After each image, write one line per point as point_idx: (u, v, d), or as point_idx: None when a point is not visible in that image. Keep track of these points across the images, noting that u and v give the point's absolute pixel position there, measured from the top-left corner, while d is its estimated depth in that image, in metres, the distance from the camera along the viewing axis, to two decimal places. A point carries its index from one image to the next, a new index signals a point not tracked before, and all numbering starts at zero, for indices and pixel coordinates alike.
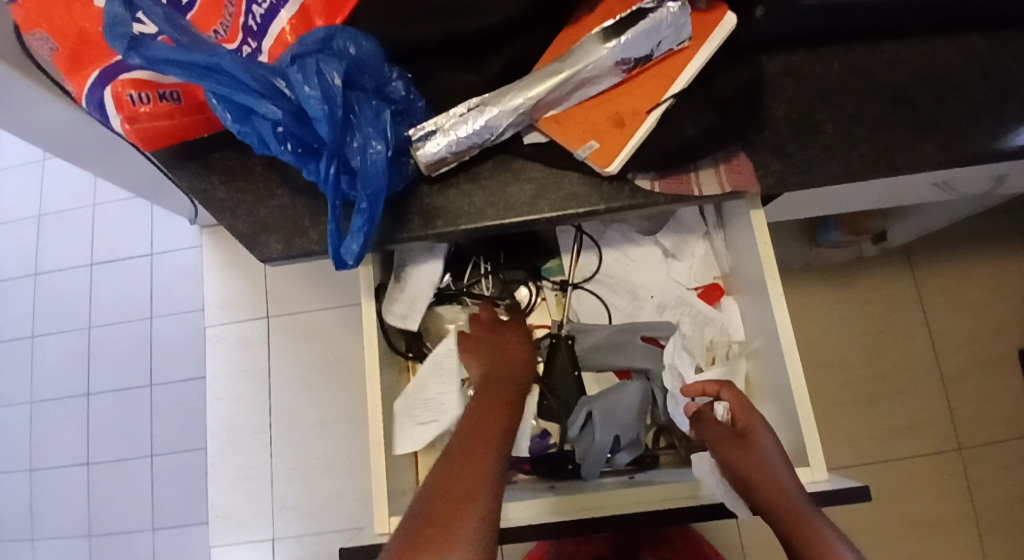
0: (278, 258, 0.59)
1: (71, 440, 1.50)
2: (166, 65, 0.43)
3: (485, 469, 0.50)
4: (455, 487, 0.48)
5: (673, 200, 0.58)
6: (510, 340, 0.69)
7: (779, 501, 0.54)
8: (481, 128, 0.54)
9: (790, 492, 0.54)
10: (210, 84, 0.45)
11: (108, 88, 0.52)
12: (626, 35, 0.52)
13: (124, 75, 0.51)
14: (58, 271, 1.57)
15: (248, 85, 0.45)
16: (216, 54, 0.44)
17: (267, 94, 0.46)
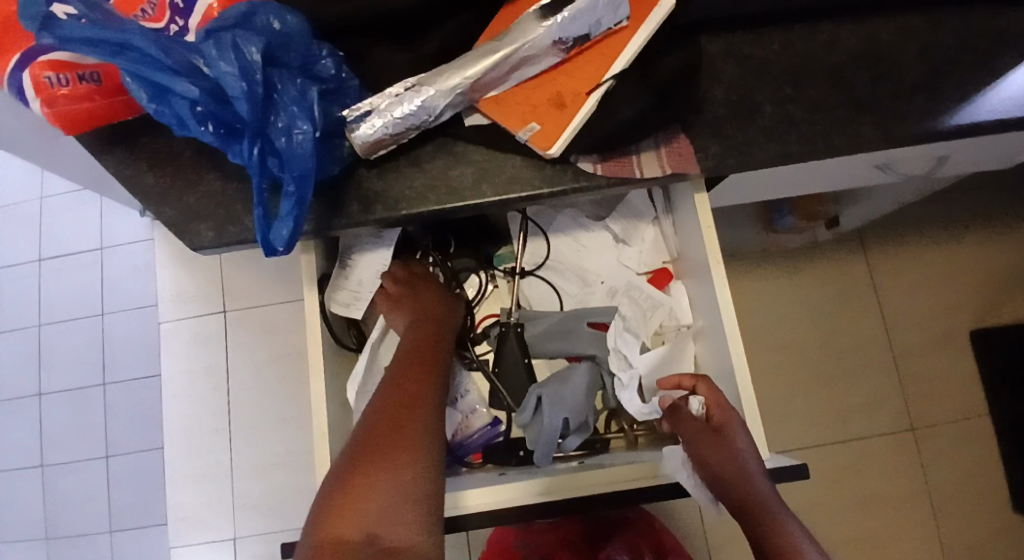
0: (210, 247, 0.56)
1: (23, 441, 1.46)
2: (75, 42, 0.41)
3: (405, 438, 0.55)
4: (374, 459, 0.53)
5: (615, 183, 0.58)
6: (424, 294, 0.69)
7: (748, 497, 0.57)
8: (418, 108, 0.53)
9: (758, 487, 0.58)
10: (119, 60, 0.42)
11: (26, 71, 0.49)
12: (563, 14, 0.52)
13: (43, 57, 0.49)
14: (5, 268, 1.51)
15: (162, 61, 0.43)
16: (126, 31, 0.42)
17: (182, 71, 0.43)
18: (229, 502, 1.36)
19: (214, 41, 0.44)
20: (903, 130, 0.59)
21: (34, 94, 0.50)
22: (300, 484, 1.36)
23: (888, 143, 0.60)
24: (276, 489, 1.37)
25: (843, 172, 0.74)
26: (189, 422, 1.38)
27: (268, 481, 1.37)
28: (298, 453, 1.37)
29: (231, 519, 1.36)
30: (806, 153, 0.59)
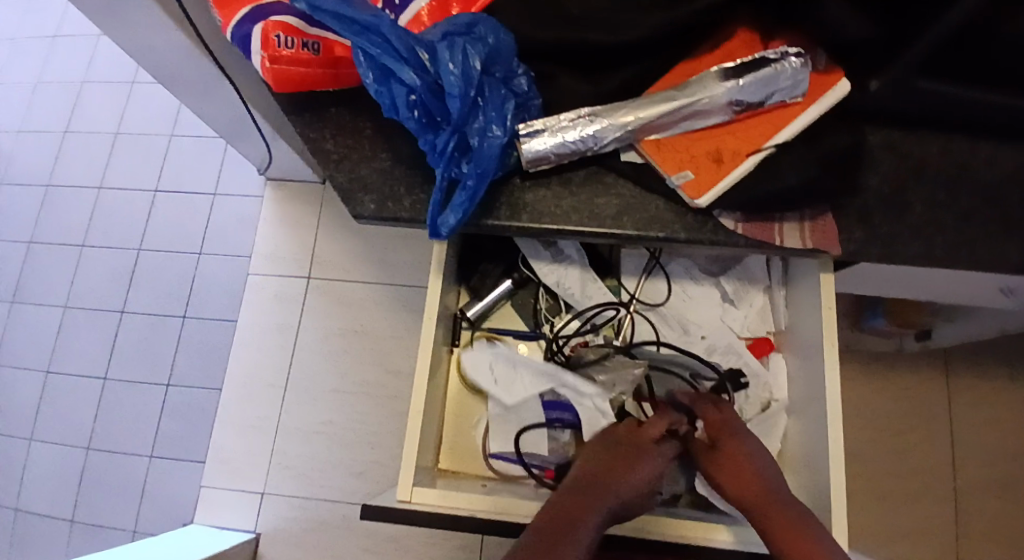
0: (369, 217, 0.61)
1: (95, 352, 1.54)
2: (333, 19, 0.49)
3: None
4: None
5: (754, 245, 0.60)
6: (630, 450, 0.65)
7: (762, 501, 0.59)
8: (588, 136, 0.57)
9: (771, 491, 0.60)
10: (365, 43, 0.49)
11: (257, 26, 0.56)
12: (745, 79, 0.55)
13: (276, 18, 0.56)
14: (123, 190, 1.63)
15: (396, 49, 0.49)
16: (378, 17, 0.49)
17: (411, 62, 0.49)
18: (266, 457, 1.41)
19: (448, 43, 0.50)
20: None
21: (262, 48, 0.56)
22: (335, 458, 1.40)
23: None
24: (313, 456, 1.40)
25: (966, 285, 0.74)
26: (251, 372, 1.45)
27: (306, 447, 1.41)
28: (341, 428, 1.41)
29: (263, 474, 1.40)
30: (945, 261, 0.60)
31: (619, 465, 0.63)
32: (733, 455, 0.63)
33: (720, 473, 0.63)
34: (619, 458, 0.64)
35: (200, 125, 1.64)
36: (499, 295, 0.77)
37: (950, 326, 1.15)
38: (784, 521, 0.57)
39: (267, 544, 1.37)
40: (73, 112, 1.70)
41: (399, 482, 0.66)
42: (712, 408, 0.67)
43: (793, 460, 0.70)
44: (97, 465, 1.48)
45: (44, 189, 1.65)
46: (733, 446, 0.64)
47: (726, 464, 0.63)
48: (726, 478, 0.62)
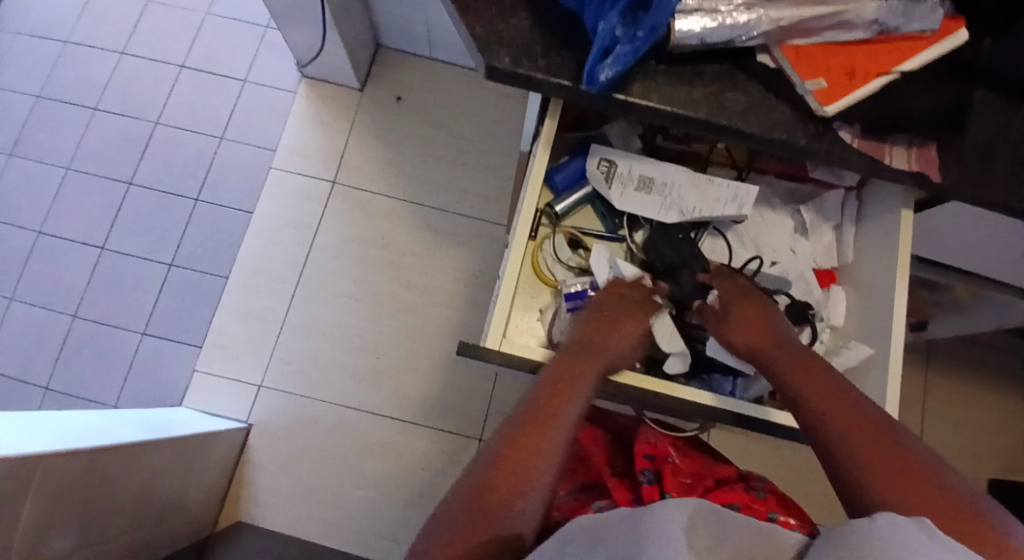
0: (503, 70, 0.61)
1: (95, 219, 1.48)
2: None
3: (538, 458, 0.58)
4: (505, 472, 0.56)
5: (867, 161, 0.63)
6: (615, 313, 0.71)
7: (782, 354, 0.65)
8: (740, 25, 0.58)
9: (792, 345, 0.65)
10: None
11: None
12: (892, 0, 0.59)
13: None
14: (148, 59, 1.56)
15: None
16: None
17: None
18: (266, 351, 1.39)
19: None
20: None
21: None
22: (336, 362, 1.39)
23: None
24: (314, 357, 1.39)
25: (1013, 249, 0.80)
26: (261, 266, 1.43)
27: (309, 347, 1.39)
28: (347, 334, 1.40)
29: (261, 368, 1.38)
30: (1023, 208, 0.65)
31: (608, 333, 0.68)
32: (754, 319, 0.69)
33: (744, 341, 0.68)
34: (611, 324, 0.69)
35: (239, 9, 1.58)
36: (586, 194, 0.79)
37: (947, 318, 1.23)
38: (804, 368, 0.62)
39: (256, 437, 1.35)
40: None
41: (491, 329, 0.70)
42: (726, 279, 0.73)
43: None
44: (81, 334, 1.42)
45: (62, 44, 1.57)
46: (753, 312, 0.69)
47: (751, 329, 0.68)
48: (745, 335, 0.68)
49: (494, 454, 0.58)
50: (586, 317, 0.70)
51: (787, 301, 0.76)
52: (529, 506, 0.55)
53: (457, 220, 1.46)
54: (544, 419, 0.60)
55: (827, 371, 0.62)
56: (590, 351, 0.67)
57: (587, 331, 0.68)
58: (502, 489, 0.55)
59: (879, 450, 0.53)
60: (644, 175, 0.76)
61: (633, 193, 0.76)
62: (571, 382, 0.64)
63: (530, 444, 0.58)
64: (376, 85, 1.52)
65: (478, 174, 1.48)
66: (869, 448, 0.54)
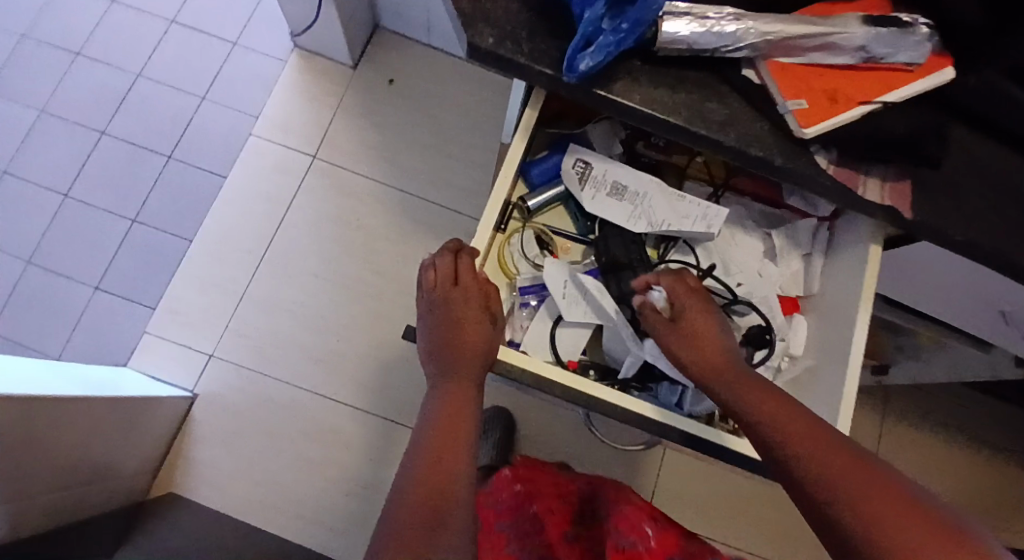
0: (484, 50, 0.59)
1: (62, 166, 1.43)
2: None
3: (454, 486, 0.59)
4: (426, 507, 0.56)
5: (839, 189, 0.63)
6: (467, 301, 0.70)
7: (725, 368, 0.62)
8: (728, 34, 0.57)
9: (733, 359, 0.63)
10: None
11: None
12: (881, 29, 0.59)
13: None
14: (138, 9, 1.52)
15: None
16: None
17: None
18: (222, 321, 1.35)
19: None
20: None
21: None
22: (293, 340, 1.35)
23: None
24: (271, 333, 1.35)
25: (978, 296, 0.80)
26: (228, 234, 1.39)
27: (267, 321, 1.35)
28: (308, 313, 1.36)
29: (215, 337, 1.34)
30: (992, 252, 0.64)
31: (468, 328, 0.68)
32: (697, 325, 0.65)
33: (686, 348, 0.64)
34: (469, 319, 0.69)
35: None
36: (560, 193, 0.77)
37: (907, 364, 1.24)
38: (748, 381, 0.60)
39: (201, 407, 1.31)
40: None
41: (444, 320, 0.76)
42: (676, 278, 0.69)
43: None
44: (32, 282, 1.37)
45: None
46: (703, 328, 0.65)
47: (694, 337, 0.65)
48: (691, 345, 0.64)
49: (407, 495, 0.58)
50: (444, 316, 0.69)
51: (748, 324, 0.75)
52: (461, 534, 0.56)
53: (434, 210, 1.43)
54: (448, 448, 0.61)
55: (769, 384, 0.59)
56: (460, 356, 0.67)
57: (443, 339, 0.69)
58: (429, 526, 0.55)
59: (862, 483, 0.47)
60: (619, 183, 0.74)
61: (604, 198, 0.74)
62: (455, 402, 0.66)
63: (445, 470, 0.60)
64: (368, 65, 1.49)
65: (461, 166, 1.46)
66: (850, 481, 0.47)
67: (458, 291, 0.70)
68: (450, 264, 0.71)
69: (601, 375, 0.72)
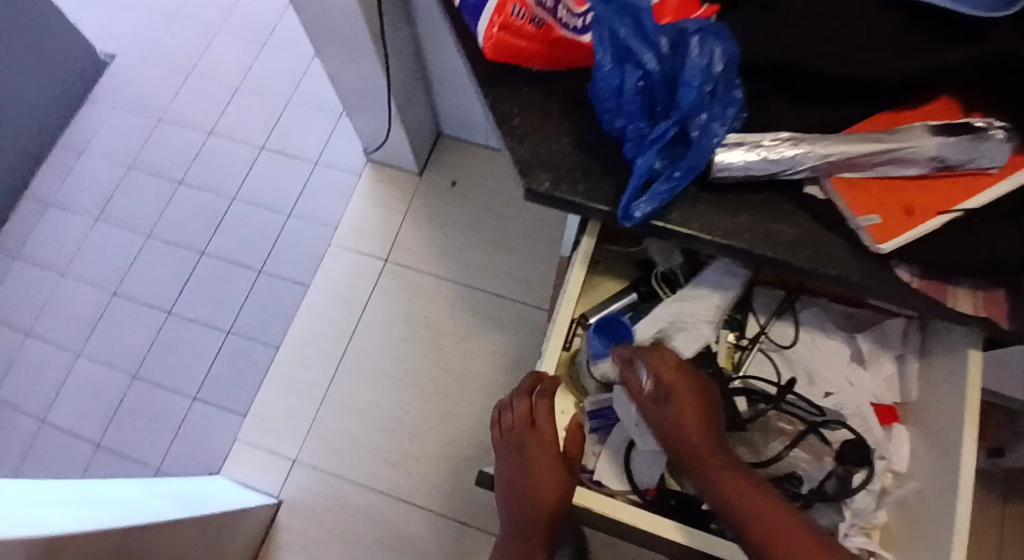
0: (541, 193, 0.61)
1: (163, 285, 1.56)
2: None
3: None
4: None
5: (927, 303, 0.59)
6: (541, 449, 0.72)
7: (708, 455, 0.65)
8: (787, 159, 0.56)
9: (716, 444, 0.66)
10: (616, 21, 0.55)
11: None
12: (951, 138, 0.56)
13: None
14: (229, 138, 1.67)
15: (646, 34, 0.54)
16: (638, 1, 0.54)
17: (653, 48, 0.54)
18: (304, 426, 1.39)
19: (700, 38, 0.53)
20: None
21: (495, 10, 0.59)
22: (372, 442, 1.37)
23: None
24: (351, 436, 1.38)
25: None
26: (310, 340, 1.45)
27: (347, 425, 1.39)
28: (385, 415, 1.39)
29: (298, 443, 1.38)
30: None
31: (538, 481, 0.72)
32: (685, 405, 0.66)
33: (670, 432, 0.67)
34: (541, 470, 0.72)
35: (318, 96, 1.69)
36: (623, 305, 0.78)
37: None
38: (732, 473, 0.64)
39: (287, 513, 1.34)
40: (198, 57, 1.77)
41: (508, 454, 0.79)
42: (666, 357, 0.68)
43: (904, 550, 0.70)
44: (137, 395, 1.47)
45: (153, 121, 1.72)
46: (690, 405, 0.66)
47: (678, 417, 0.66)
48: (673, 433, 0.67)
49: None
50: (519, 458, 0.74)
51: (843, 436, 0.70)
52: None
53: (503, 304, 1.45)
54: None
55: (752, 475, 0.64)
56: (530, 503, 0.73)
57: (516, 478, 0.75)
58: None
59: None
60: (662, 327, 0.71)
61: (653, 325, 0.72)
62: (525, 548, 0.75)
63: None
64: (434, 169, 1.57)
65: (526, 259, 1.49)
66: None
67: (532, 436, 0.73)
68: (526, 410, 0.74)
69: (682, 503, 0.71)
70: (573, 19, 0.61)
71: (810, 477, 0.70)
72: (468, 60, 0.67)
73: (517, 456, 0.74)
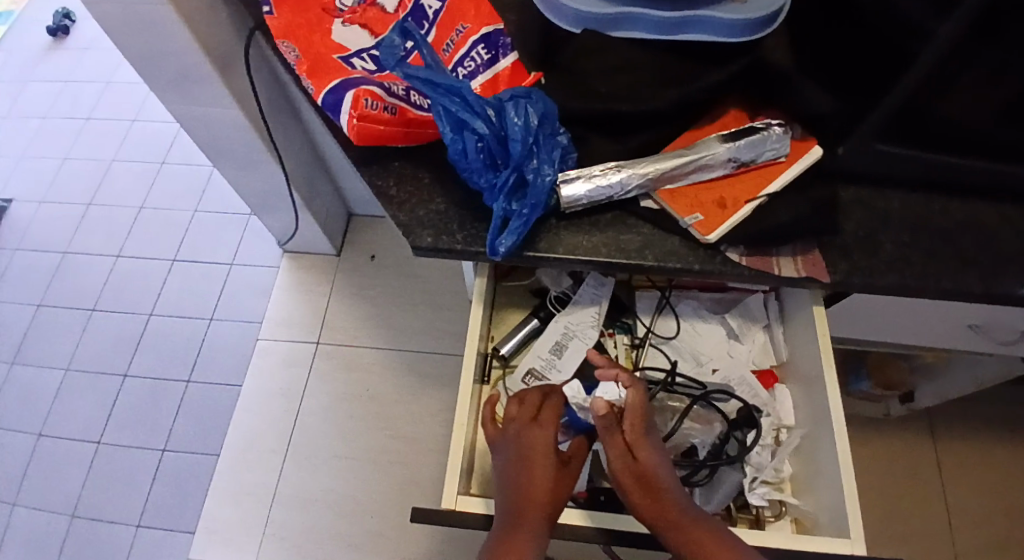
0: (425, 248, 0.70)
1: (92, 416, 1.54)
2: (421, 82, 0.65)
3: None
4: None
5: (757, 275, 0.71)
6: (542, 432, 0.69)
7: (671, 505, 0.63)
8: (616, 183, 0.68)
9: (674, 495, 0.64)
10: (447, 100, 0.65)
11: (353, 90, 0.71)
12: (740, 141, 0.69)
13: (364, 87, 0.71)
14: (140, 258, 1.70)
15: (474, 107, 0.65)
16: (458, 81, 0.65)
17: (482, 116, 0.65)
18: (260, 525, 1.38)
19: (515, 104, 0.66)
20: (998, 289, 0.71)
21: (352, 106, 0.70)
22: (332, 525, 1.37)
23: (984, 295, 0.71)
24: (310, 525, 1.38)
25: (934, 315, 0.86)
26: (254, 437, 1.46)
27: (304, 515, 1.38)
28: (341, 494, 1.40)
29: (257, 544, 1.36)
30: (915, 290, 0.71)
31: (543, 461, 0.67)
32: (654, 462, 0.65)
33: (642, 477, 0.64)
34: (545, 452, 0.68)
35: (224, 202, 1.75)
36: (527, 333, 0.86)
37: (919, 382, 1.26)
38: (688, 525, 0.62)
39: None
40: (97, 187, 1.81)
41: (445, 493, 0.76)
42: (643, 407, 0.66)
43: (806, 490, 0.81)
44: (80, 534, 1.43)
45: (58, 257, 1.72)
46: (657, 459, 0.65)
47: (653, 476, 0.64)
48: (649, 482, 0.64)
49: None
50: (519, 444, 0.69)
51: (737, 406, 0.82)
52: None
53: (439, 361, 1.51)
54: None
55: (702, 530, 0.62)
56: (531, 490, 0.66)
57: (515, 467, 0.68)
58: None
59: None
60: (558, 339, 0.83)
61: (551, 337, 0.83)
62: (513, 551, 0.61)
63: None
64: (350, 249, 1.64)
65: (453, 315, 1.56)
66: None
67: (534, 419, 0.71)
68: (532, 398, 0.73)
69: (611, 497, 0.79)
70: (421, 101, 0.73)
71: (706, 443, 0.81)
72: (344, 149, 0.77)
73: (516, 443, 0.69)
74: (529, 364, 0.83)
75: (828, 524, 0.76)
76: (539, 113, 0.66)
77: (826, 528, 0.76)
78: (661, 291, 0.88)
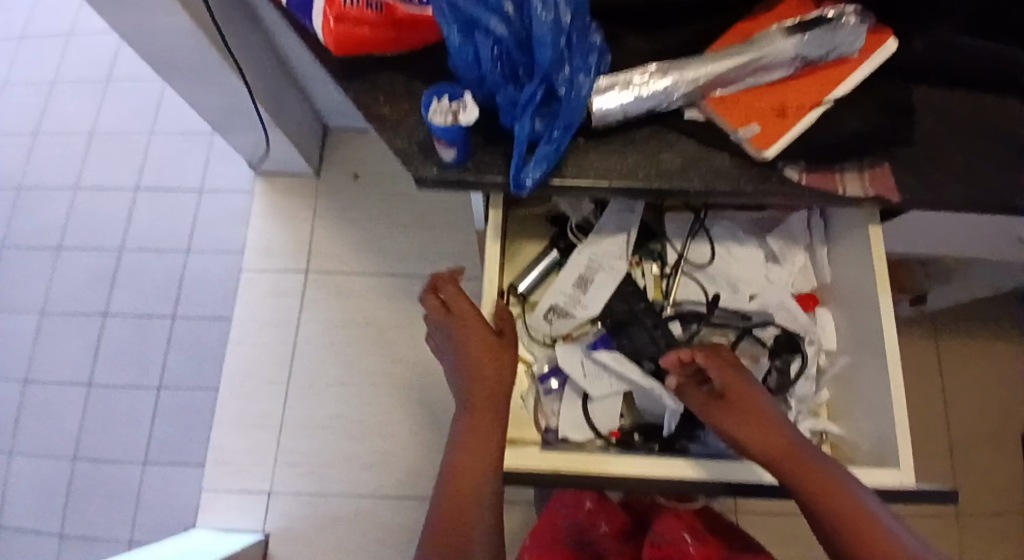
0: (430, 182, 0.59)
1: (77, 359, 1.46)
2: None
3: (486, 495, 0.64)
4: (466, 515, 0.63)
5: (820, 194, 0.61)
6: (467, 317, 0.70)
7: (778, 451, 0.60)
8: (659, 91, 0.56)
9: (788, 439, 0.61)
10: None
11: None
12: (807, 33, 0.57)
13: None
14: (102, 188, 1.55)
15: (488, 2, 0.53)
16: None
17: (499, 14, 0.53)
18: (269, 455, 1.33)
19: None
20: None
21: (326, 3, 0.58)
22: (341, 452, 1.32)
23: None
24: (319, 451, 1.32)
25: (984, 223, 0.78)
26: (248, 370, 1.38)
27: (314, 443, 1.33)
28: (348, 420, 1.34)
29: (268, 472, 1.32)
30: (989, 202, 0.62)
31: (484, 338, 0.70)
32: (743, 402, 0.63)
33: (741, 431, 0.62)
34: (478, 348, 0.69)
35: (184, 121, 1.58)
36: (547, 265, 0.78)
37: (942, 287, 1.20)
38: (803, 469, 0.58)
39: (276, 546, 1.27)
40: (41, 110, 1.62)
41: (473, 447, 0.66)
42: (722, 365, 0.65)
43: (848, 417, 0.76)
44: (84, 476, 1.39)
45: (11, 191, 1.57)
46: (749, 401, 0.63)
47: (746, 418, 0.62)
48: (743, 425, 0.62)
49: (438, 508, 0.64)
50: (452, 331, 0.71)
51: (773, 331, 0.76)
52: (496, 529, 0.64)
53: None
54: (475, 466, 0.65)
55: (829, 470, 0.57)
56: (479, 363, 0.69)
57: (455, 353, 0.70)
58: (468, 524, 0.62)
59: None
60: (581, 273, 0.74)
61: (575, 273, 0.74)
62: (468, 465, 0.65)
63: (471, 496, 0.64)
64: (327, 169, 1.48)
65: (446, 235, 1.44)
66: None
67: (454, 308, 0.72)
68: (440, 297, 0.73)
69: (646, 437, 0.74)
70: None
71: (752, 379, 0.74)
72: (321, 61, 0.64)
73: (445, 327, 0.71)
74: (551, 300, 0.75)
75: (875, 456, 0.71)
76: (571, 6, 0.54)
77: (869, 457, 0.72)
78: (695, 212, 0.79)
